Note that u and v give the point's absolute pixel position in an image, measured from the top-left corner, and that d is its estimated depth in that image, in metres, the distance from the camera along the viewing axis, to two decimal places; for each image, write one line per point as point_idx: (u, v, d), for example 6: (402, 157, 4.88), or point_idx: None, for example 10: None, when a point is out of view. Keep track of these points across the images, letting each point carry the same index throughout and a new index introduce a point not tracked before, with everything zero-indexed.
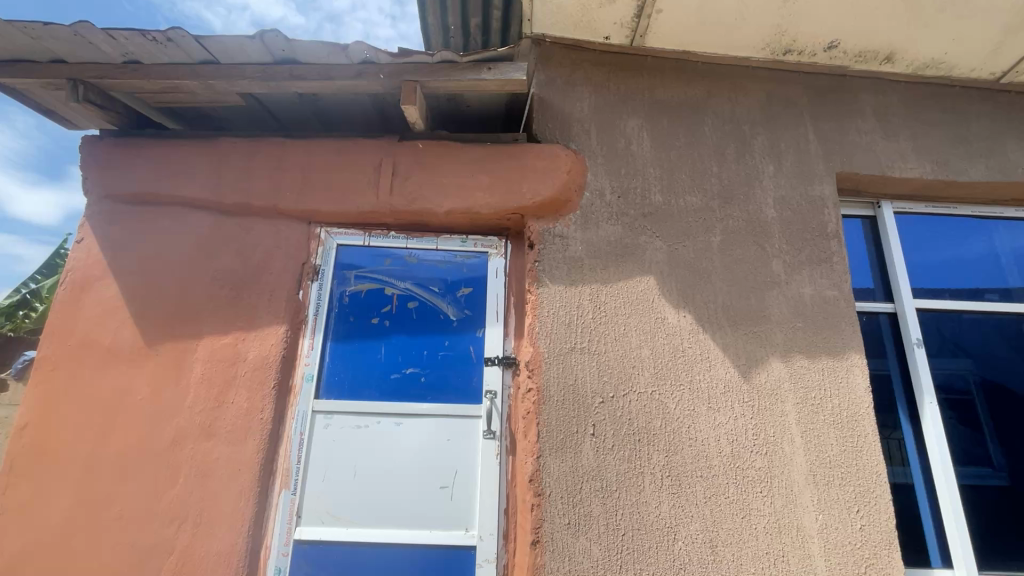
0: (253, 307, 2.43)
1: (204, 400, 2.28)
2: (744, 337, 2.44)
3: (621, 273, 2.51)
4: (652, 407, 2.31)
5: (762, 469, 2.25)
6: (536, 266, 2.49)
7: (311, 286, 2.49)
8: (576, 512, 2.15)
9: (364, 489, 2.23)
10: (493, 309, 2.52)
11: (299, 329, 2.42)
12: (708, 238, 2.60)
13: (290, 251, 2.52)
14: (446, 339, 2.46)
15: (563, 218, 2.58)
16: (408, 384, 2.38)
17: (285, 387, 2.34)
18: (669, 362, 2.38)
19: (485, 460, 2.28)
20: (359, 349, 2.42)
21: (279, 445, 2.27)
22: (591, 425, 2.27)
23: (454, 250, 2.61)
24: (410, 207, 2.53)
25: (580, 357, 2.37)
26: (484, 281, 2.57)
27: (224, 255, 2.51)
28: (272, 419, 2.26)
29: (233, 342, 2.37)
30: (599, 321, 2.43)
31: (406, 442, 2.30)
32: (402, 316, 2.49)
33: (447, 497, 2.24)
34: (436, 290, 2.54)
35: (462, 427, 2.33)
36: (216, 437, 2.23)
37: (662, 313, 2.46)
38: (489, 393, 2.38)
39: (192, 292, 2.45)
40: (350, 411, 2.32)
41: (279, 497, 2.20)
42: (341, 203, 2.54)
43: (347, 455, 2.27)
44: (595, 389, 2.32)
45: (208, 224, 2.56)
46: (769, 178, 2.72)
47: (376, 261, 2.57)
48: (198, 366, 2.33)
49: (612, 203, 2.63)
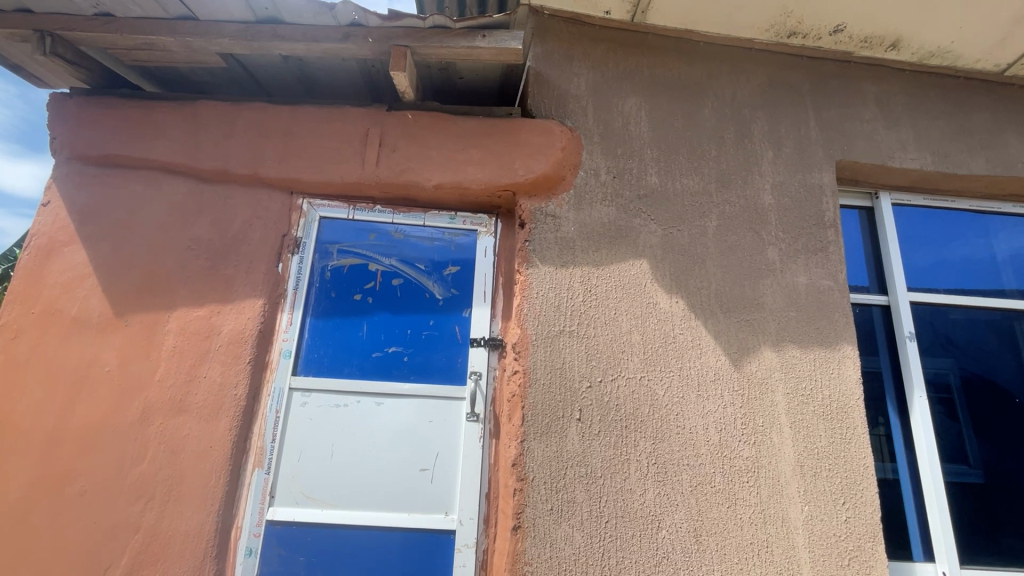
0: (230, 279, 2.32)
1: (176, 373, 2.18)
2: (736, 325, 2.39)
3: (614, 256, 2.44)
4: (641, 392, 2.25)
5: (749, 459, 2.21)
6: (527, 245, 2.41)
7: (292, 259, 2.39)
8: (559, 498, 2.09)
9: (342, 470, 2.16)
10: (481, 288, 2.44)
11: (277, 303, 2.32)
12: (704, 223, 2.53)
13: (270, 222, 2.41)
14: (431, 318, 2.38)
15: (556, 197, 2.50)
16: (390, 363, 2.30)
17: (261, 363, 2.24)
18: (659, 348, 2.32)
19: (468, 444, 2.22)
20: (340, 325, 2.33)
21: (253, 423, 2.18)
22: (577, 409, 2.21)
23: (442, 227, 2.51)
24: (397, 180, 2.42)
25: (569, 340, 2.30)
26: (473, 259, 2.48)
27: (201, 224, 2.40)
28: (246, 396, 2.17)
29: (208, 315, 2.26)
30: (589, 304, 2.36)
31: (387, 423, 2.22)
32: (385, 294, 2.40)
33: (427, 480, 2.17)
34: (423, 268, 2.45)
35: (444, 408, 2.26)
36: (188, 413, 2.14)
37: (653, 298, 2.40)
38: (475, 374, 2.31)
39: (165, 261, 2.34)
40: (329, 389, 2.24)
41: (252, 476, 2.12)
42: (325, 174, 2.43)
43: (326, 434, 2.19)
44: (583, 373, 2.26)
45: (184, 191, 2.44)
46: (767, 164, 2.65)
47: (361, 235, 2.47)
48: (170, 339, 2.23)
49: (607, 184, 2.55)
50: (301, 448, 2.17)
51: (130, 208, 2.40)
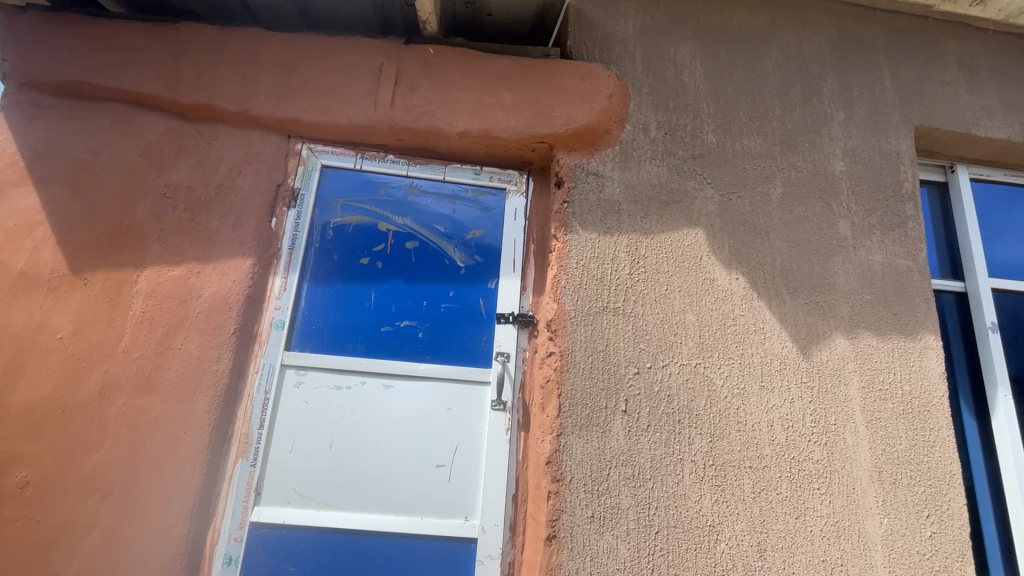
0: (213, 234, 1.94)
1: (145, 344, 1.81)
2: (804, 308, 2.06)
3: (665, 223, 2.10)
4: (697, 382, 1.92)
5: (820, 463, 1.90)
6: (565, 207, 2.06)
7: (287, 214, 2.01)
8: (602, 504, 1.76)
9: (343, 463, 1.81)
10: (510, 256, 2.09)
11: (269, 264, 1.95)
12: (767, 190, 2.20)
13: (263, 169, 2.03)
14: (451, 288, 2.02)
15: (599, 153, 2.14)
16: (401, 339, 1.94)
17: (248, 335, 1.87)
18: (718, 331, 1.99)
19: (492, 436, 1.87)
20: (344, 293, 1.97)
21: (237, 406, 1.82)
22: (623, 400, 1.87)
23: (465, 183, 2.15)
24: (415, 125, 2.05)
25: (613, 319, 1.96)
26: (500, 222, 2.13)
27: (180, 168, 2.01)
28: (230, 373, 1.80)
29: (185, 275, 1.88)
30: (637, 278, 2.02)
31: (397, 409, 1.88)
32: (397, 258, 2.03)
33: (444, 478, 1.83)
34: (442, 229, 2.09)
35: (465, 394, 1.92)
36: (158, 392, 1.77)
37: (710, 273, 2.07)
38: (501, 355, 1.97)
39: (134, 210, 1.95)
40: (329, 367, 1.88)
41: (235, 469, 1.76)
42: (329, 114, 2.05)
43: (324, 421, 1.84)
44: (629, 357, 1.92)
45: (160, 128, 2.04)
46: (839, 126, 2.31)
47: (370, 189, 2.09)
48: (139, 302, 1.85)
49: (657, 141, 2.20)
50: (293, 436, 1.81)
51: (93, 145, 2.00)
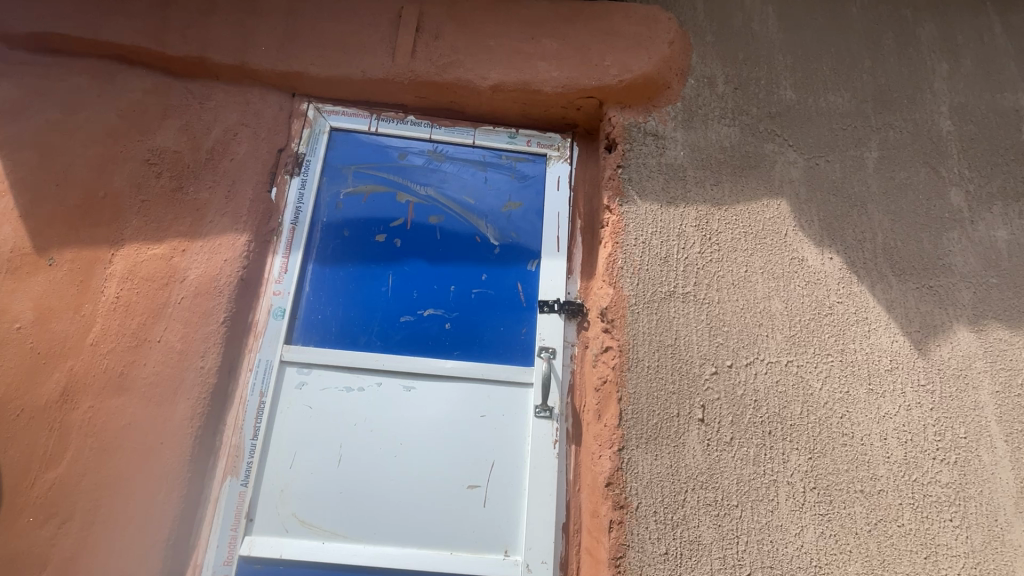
0: (203, 206, 1.63)
1: (118, 337, 1.50)
2: (916, 294, 1.67)
3: (740, 193, 1.75)
4: (789, 385, 1.55)
5: (953, 488, 1.48)
6: (620, 173, 1.72)
7: (290, 183, 1.70)
8: (677, 537, 1.39)
9: (353, 482, 1.47)
10: (553, 232, 1.74)
11: (268, 241, 1.63)
12: (861, 153, 1.83)
13: (262, 132, 1.73)
14: (484, 270, 1.68)
15: (658, 110, 1.80)
16: (425, 331, 1.60)
17: (242, 326, 1.55)
18: (811, 322, 1.62)
19: (537, 451, 1.52)
20: (356, 276, 1.64)
21: (226, 411, 1.49)
22: (698, 406, 1.51)
23: (499, 147, 1.82)
24: (441, 78, 1.74)
25: (682, 306, 1.60)
26: (540, 192, 1.79)
27: (166, 131, 1.71)
28: (218, 370, 1.48)
29: (168, 254, 1.57)
30: (709, 257, 1.66)
31: (420, 416, 1.54)
32: (419, 234, 1.70)
33: (478, 502, 1.48)
34: (472, 201, 1.76)
35: (502, 398, 1.57)
36: (131, 394, 1.45)
37: (797, 252, 1.70)
38: (546, 351, 1.61)
39: (112, 178, 1.65)
40: (338, 363, 1.55)
41: (222, 489, 1.42)
42: (339, 65, 1.74)
43: (330, 430, 1.50)
44: (704, 353, 1.56)
45: (145, 86, 1.75)
46: (942, 79, 1.94)
47: (387, 154, 1.77)
48: (113, 287, 1.54)
49: (725, 97, 1.85)
50: (293, 449, 1.47)
51: (67, 105, 1.71)
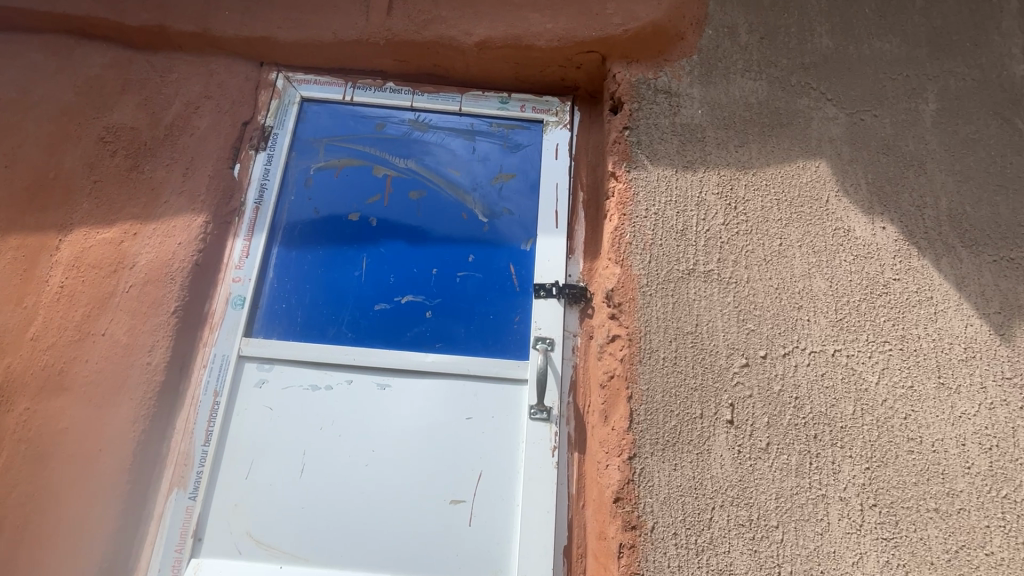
0: (159, 185, 1.47)
1: (60, 330, 1.33)
2: (995, 269, 1.36)
3: (770, 154, 1.49)
4: (838, 380, 1.27)
5: None
6: (626, 135, 1.48)
7: (255, 159, 1.52)
8: (703, 566, 1.14)
9: (316, 496, 1.26)
10: (552, 207, 1.52)
11: (229, 223, 1.46)
12: (916, 105, 1.54)
13: (226, 104, 1.56)
14: (471, 251, 1.47)
15: (670, 64, 1.56)
16: (403, 321, 1.40)
17: (197, 317, 1.37)
18: (863, 304, 1.34)
19: (532, 459, 1.28)
20: (326, 260, 1.45)
21: (175, 414, 1.30)
22: (725, 405, 1.25)
23: (489, 114, 1.62)
24: (422, 37, 1.56)
25: (704, 287, 1.35)
26: (536, 163, 1.57)
27: (123, 106, 1.56)
28: (166, 367, 1.30)
29: (118, 238, 1.41)
30: (735, 229, 1.40)
31: (396, 419, 1.32)
32: (397, 213, 1.50)
33: (462, 521, 1.25)
34: (458, 174, 1.55)
35: (492, 396, 1.34)
36: (70, 395, 1.28)
37: (841, 222, 1.42)
38: (543, 342, 1.38)
39: (63, 158, 1.50)
40: (303, 358, 1.35)
41: (167, 504, 1.23)
42: (310, 29, 1.58)
43: (292, 435, 1.30)
44: (731, 342, 1.30)
45: (104, 60, 1.61)
46: (1012, 18, 1.64)
47: (363, 125, 1.58)
48: (58, 275, 1.39)
49: (750, 48, 1.60)
50: (250, 457, 1.28)
51: (20, 83, 1.58)
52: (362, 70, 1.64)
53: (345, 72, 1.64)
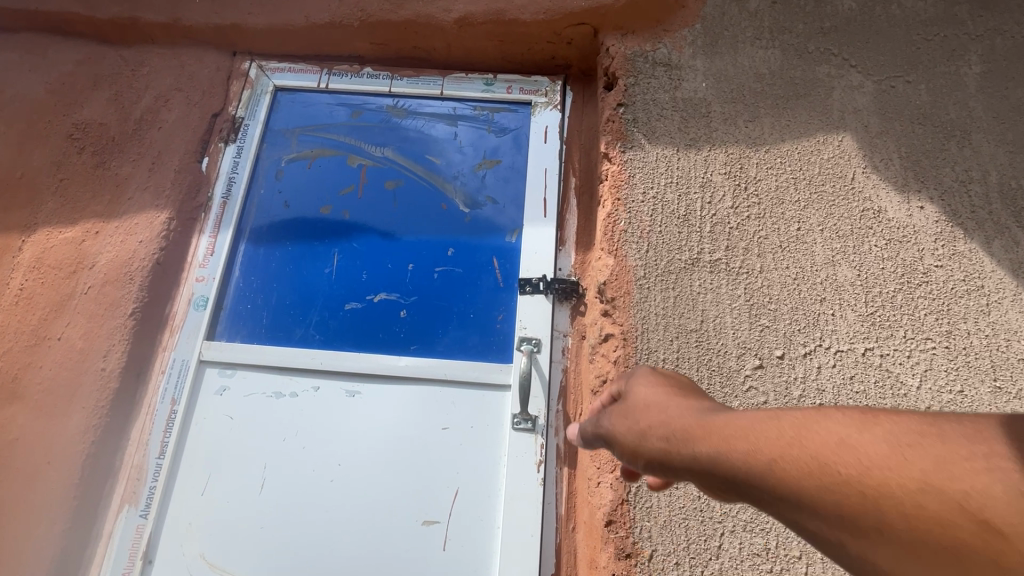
0: (124, 182, 1.40)
1: (16, 334, 1.26)
2: None
3: (785, 129, 1.31)
4: (870, 384, 1.09)
5: None
6: (621, 112, 1.34)
7: (224, 152, 1.44)
8: None
9: (277, 515, 1.14)
10: (540, 194, 1.38)
11: (195, 220, 1.38)
12: (957, 68, 1.35)
13: (196, 96, 1.49)
14: (451, 244, 1.34)
15: (670, 34, 1.41)
16: (375, 321, 1.28)
17: (158, 319, 1.29)
18: (898, 294, 1.15)
19: (514, 475, 1.14)
20: (295, 257, 1.34)
21: (131, 423, 1.21)
22: (736, 413, 1.08)
23: (472, 98, 1.50)
24: (398, 17, 1.45)
25: (710, 279, 1.19)
26: (523, 147, 1.44)
27: (93, 102, 1.50)
28: (121, 373, 1.21)
29: (80, 238, 1.34)
30: (745, 213, 1.24)
31: (365, 429, 1.20)
32: (372, 205, 1.39)
33: (435, 545, 1.11)
34: (438, 162, 1.43)
35: (471, 404, 1.21)
36: (21, 403, 1.20)
37: (870, 202, 1.24)
38: (529, 343, 1.23)
39: (31, 157, 1.45)
40: (267, 363, 1.24)
41: (118, 522, 1.14)
42: (283, 14, 1.49)
43: (252, 447, 1.19)
44: (742, 341, 1.14)
45: (77, 56, 1.56)
46: None
47: (339, 113, 1.49)
48: (19, 277, 1.32)
49: (760, 14, 1.43)
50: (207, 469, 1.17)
51: None
52: (339, 57, 1.55)
53: (322, 59, 1.55)
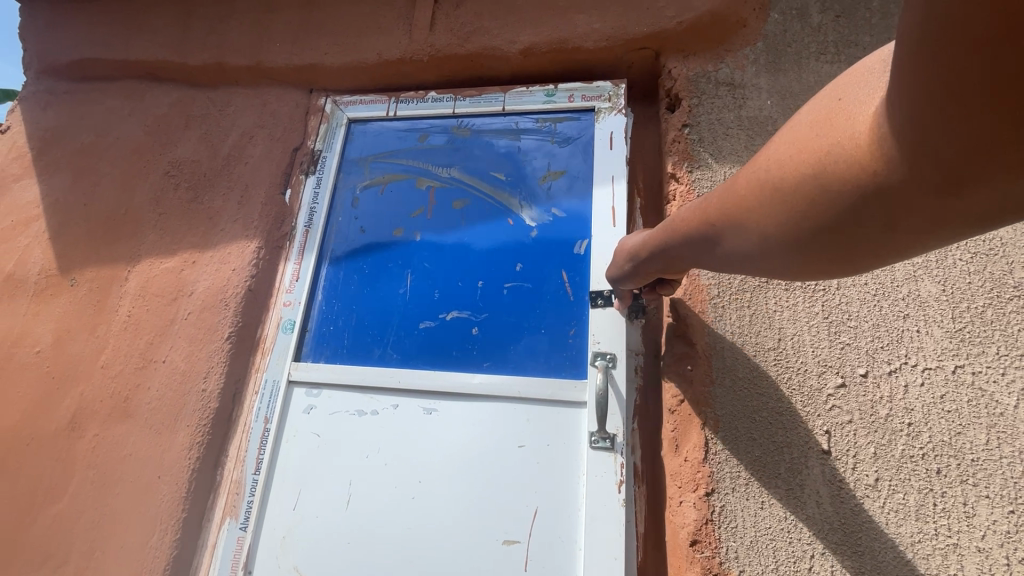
0: (216, 214, 1.52)
1: (126, 357, 1.38)
2: None
3: None
4: (963, 403, 1.05)
5: None
6: (686, 133, 1.36)
7: (305, 184, 1.54)
8: None
9: (364, 529, 1.19)
10: (607, 202, 1.36)
11: (280, 248, 1.48)
12: None
13: (278, 131, 1.60)
14: (520, 259, 1.38)
15: (732, 54, 1.43)
16: (450, 336, 1.33)
17: (250, 342, 1.38)
18: (988, 310, 1.11)
19: (593, 494, 1.15)
20: (372, 278, 1.42)
21: (231, 440, 1.30)
22: (820, 433, 1.07)
23: (534, 110, 1.52)
24: (463, 50, 1.53)
25: (786, 297, 1.19)
26: (588, 156, 1.44)
27: (186, 140, 1.64)
28: (221, 393, 1.31)
29: (180, 266, 1.46)
30: None
31: (444, 446, 1.24)
32: (442, 225, 1.45)
33: (516, 562, 1.14)
34: (503, 178, 1.47)
35: (547, 422, 1.23)
36: (133, 420, 1.31)
37: None
38: (604, 359, 1.23)
39: (134, 194, 1.58)
40: (350, 383, 1.31)
41: (221, 533, 1.22)
42: (355, 52, 1.59)
43: (339, 463, 1.25)
44: (823, 359, 1.13)
45: (170, 100, 1.71)
46: None
47: (408, 140, 1.56)
48: (126, 304, 1.44)
49: (824, 29, 1.41)
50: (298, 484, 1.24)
51: (99, 126, 1.70)
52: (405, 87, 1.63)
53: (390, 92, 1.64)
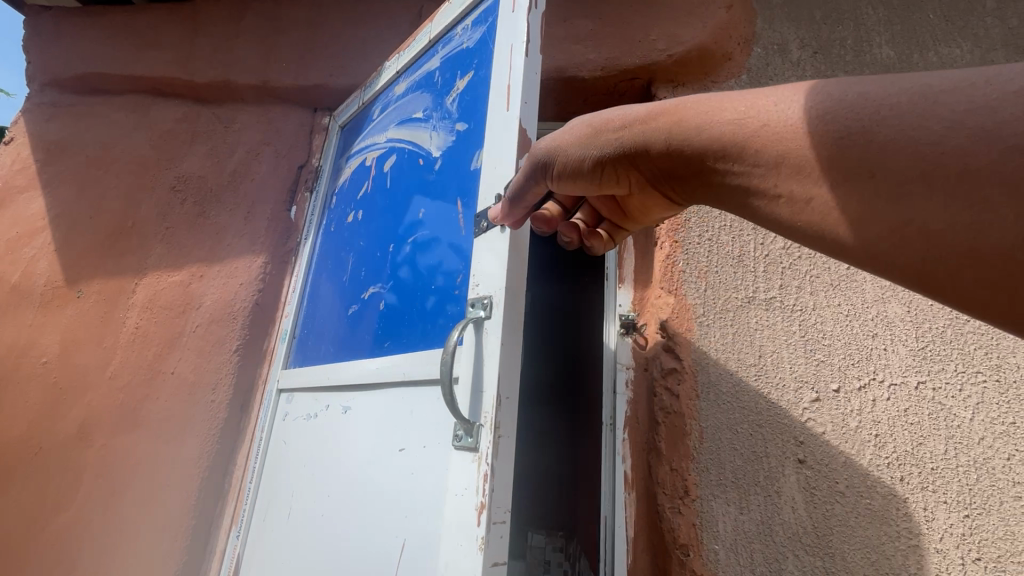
0: (222, 229, 1.57)
1: (134, 369, 1.42)
2: None
3: None
4: (925, 416, 1.15)
5: None
6: None
7: (309, 200, 1.60)
8: None
9: (294, 544, 1.06)
10: (505, 86, 0.95)
11: (285, 264, 1.55)
12: None
13: (284, 150, 1.67)
14: (423, 205, 1.12)
15: (718, 86, 1.52)
16: (366, 316, 1.16)
17: (258, 354, 1.45)
18: (947, 330, 1.22)
19: (452, 526, 0.75)
20: (332, 271, 1.37)
21: (240, 450, 1.37)
22: (796, 443, 1.16)
23: (452, 23, 1.24)
24: None
25: (764, 315, 1.28)
26: (493, 41, 1.05)
27: (192, 156, 1.68)
28: (228, 404, 1.37)
29: (186, 280, 1.50)
30: (796, 253, 1.33)
31: (349, 448, 1.02)
32: (376, 197, 1.30)
33: None
34: (420, 116, 1.23)
35: (427, 415, 0.88)
36: (141, 431, 1.35)
37: None
38: (478, 308, 0.84)
39: (139, 207, 1.62)
40: (306, 384, 1.25)
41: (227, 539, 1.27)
42: (359, 74, 1.66)
43: (292, 470, 1.17)
44: (800, 375, 1.22)
45: (175, 115, 1.75)
46: None
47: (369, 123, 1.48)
48: (133, 317, 1.48)
49: (803, 63, 1.51)
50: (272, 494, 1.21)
51: (104, 140, 1.73)
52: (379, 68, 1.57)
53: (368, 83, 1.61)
